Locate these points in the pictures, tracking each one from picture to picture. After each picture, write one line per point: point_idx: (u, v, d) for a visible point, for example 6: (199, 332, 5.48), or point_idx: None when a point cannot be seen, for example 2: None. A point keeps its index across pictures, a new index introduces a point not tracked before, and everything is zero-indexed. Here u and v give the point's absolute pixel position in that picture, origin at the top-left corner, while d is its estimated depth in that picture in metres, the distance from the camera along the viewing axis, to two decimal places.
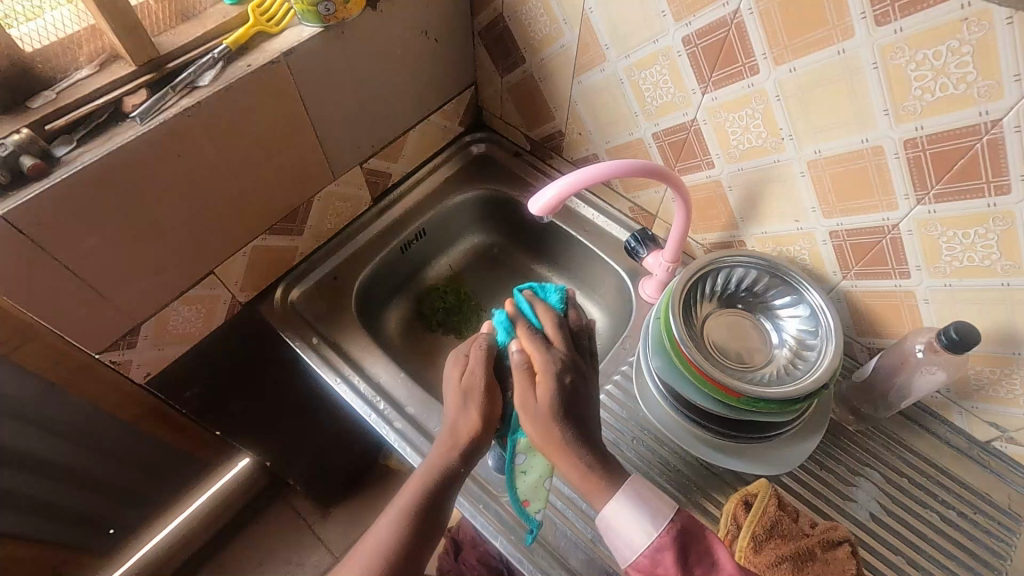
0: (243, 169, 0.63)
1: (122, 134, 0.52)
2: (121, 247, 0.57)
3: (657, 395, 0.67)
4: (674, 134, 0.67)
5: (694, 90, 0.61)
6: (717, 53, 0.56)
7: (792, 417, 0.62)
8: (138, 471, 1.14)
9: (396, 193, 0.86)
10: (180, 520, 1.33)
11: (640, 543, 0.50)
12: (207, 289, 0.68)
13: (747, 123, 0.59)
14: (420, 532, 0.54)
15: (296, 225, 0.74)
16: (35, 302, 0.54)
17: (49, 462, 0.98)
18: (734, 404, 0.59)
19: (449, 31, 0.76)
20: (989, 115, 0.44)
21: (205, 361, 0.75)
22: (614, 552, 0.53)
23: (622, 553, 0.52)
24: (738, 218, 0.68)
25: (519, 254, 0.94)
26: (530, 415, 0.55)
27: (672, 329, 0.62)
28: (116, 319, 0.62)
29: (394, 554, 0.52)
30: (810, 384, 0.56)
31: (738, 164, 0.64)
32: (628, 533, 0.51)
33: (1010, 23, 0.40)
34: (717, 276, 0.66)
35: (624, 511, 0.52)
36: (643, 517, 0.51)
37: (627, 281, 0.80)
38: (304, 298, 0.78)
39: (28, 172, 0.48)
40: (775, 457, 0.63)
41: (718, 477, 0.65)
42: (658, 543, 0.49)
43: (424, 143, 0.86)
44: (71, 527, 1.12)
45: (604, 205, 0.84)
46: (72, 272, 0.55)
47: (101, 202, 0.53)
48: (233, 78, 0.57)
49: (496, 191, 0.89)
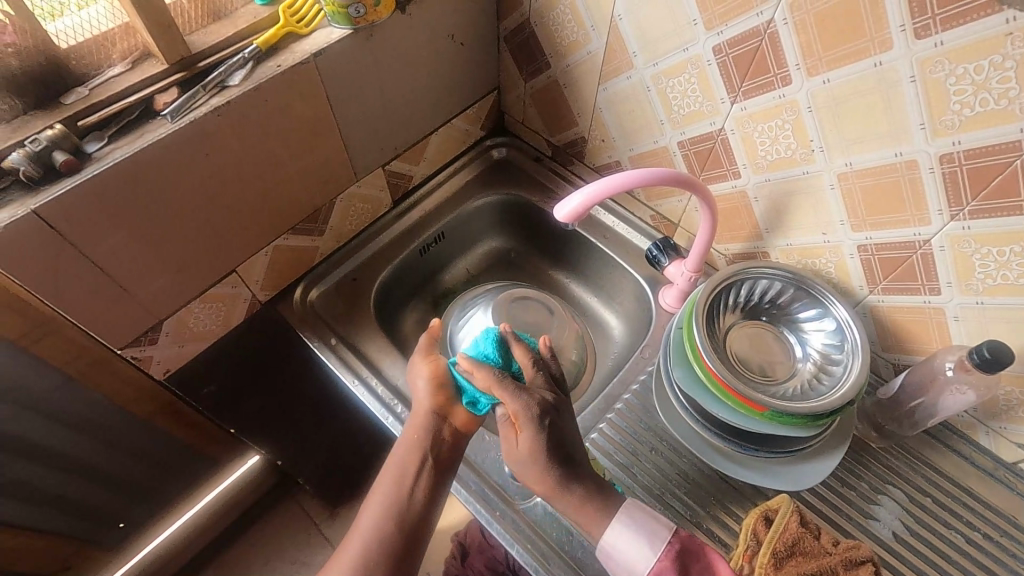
0: (268, 169, 0.63)
1: (153, 131, 0.53)
2: (146, 243, 0.57)
3: (678, 405, 0.67)
4: (700, 143, 0.67)
5: (724, 99, 0.61)
6: (749, 63, 0.56)
7: (815, 432, 0.61)
8: (150, 465, 1.14)
9: (416, 196, 0.86)
10: (189, 516, 1.33)
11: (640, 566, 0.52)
12: (229, 287, 0.68)
13: (776, 133, 0.59)
14: (403, 541, 0.56)
15: (317, 225, 0.74)
16: (62, 296, 0.54)
17: (64, 455, 0.98)
18: (757, 417, 0.58)
19: (475, 35, 0.76)
20: None
21: (222, 359, 0.76)
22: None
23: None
24: (763, 229, 0.68)
25: (537, 260, 0.94)
26: (520, 465, 0.56)
27: (695, 340, 0.61)
28: (139, 315, 0.62)
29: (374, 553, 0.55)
30: (837, 400, 0.55)
31: (765, 175, 0.63)
32: (629, 557, 0.52)
33: None
34: (741, 287, 0.65)
35: (622, 536, 0.53)
36: (642, 540, 0.53)
37: (647, 290, 0.80)
38: (323, 298, 0.78)
39: (60, 168, 0.49)
40: (796, 472, 0.62)
41: (737, 491, 0.64)
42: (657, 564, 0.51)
43: (445, 146, 0.86)
44: (83, 520, 1.12)
45: (625, 213, 0.83)
46: (98, 267, 0.55)
47: (131, 199, 0.53)
48: (263, 78, 0.57)
49: (517, 196, 0.89)
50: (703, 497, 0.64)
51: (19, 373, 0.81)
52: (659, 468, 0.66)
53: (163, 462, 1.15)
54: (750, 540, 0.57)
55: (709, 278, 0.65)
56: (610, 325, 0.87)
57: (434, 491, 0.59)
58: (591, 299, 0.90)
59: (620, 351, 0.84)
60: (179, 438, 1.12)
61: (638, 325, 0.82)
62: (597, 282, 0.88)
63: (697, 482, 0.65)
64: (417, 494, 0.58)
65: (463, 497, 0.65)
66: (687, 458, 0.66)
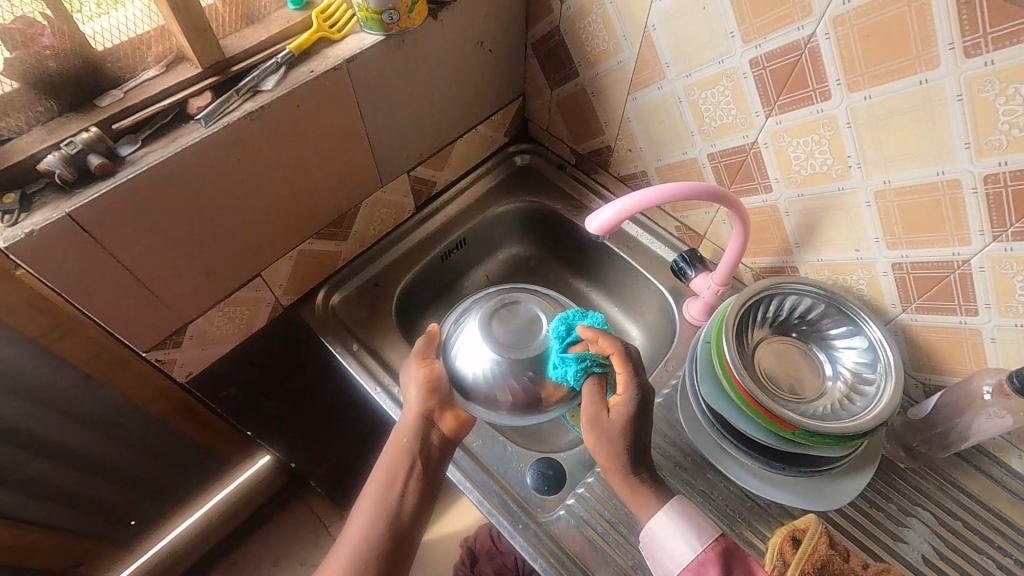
0: (297, 174, 0.62)
1: (186, 136, 0.52)
2: (175, 247, 0.57)
3: (704, 420, 0.66)
4: (731, 156, 0.66)
5: (758, 113, 0.60)
6: (787, 77, 0.55)
7: (846, 452, 0.60)
8: (164, 464, 1.14)
9: (439, 201, 0.86)
10: (199, 515, 1.33)
11: (680, 557, 0.53)
12: (253, 291, 0.68)
13: (812, 148, 0.58)
14: (390, 546, 0.59)
15: (342, 230, 0.74)
16: (92, 299, 0.54)
17: (80, 453, 0.99)
18: (787, 436, 0.57)
19: (504, 42, 0.76)
20: None
21: (244, 361, 0.75)
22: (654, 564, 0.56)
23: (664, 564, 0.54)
24: (793, 244, 0.67)
25: (558, 268, 0.94)
26: (600, 443, 0.57)
27: (725, 356, 0.61)
28: (164, 319, 0.62)
29: (365, 556, 0.58)
30: (870, 421, 0.54)
31: (798, 190, 0.62)
32: (673, 547, 0.54)
33: None
34: (771, 303, 0.65)
35: (669, 528, 0.54)
36: (689, 538, 0.54)
37: (671, 302, 0.79)
38: (345, 303, 0.77)
39: (95, 171, 0.48)
40: (823, 492, 0.62)
41: (763, 510, 0.63)
42: (700, 557, 0.52)
43: (469, 152, 0.86)
44: (95, 518, 1.12)
45: (649, 223, 0.83)
46: (127, 270, 0.55)
47: (162, 203, 0.53)
48: (296, 83, 0.57)
49: (539, 203, 0.88)
50: (729, 515, 0.63)
51: (40, 370, 0.81)
52: (683, 483, 0.65)
53: (176, 461, 1.15)
54: (776, 560, 0.55)
55: (739, 292, 0.64)
56: (631, 336, 0.86)
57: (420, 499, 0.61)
58: (612, 309, 0.89)
59: (641, 362, 0.83)
60: (193, 437, 1.12)
61: (660, 336, 0.82)
62: (619, 291, 0.87)
63: (723, 499, 0.64)
64: (405, 501, 0.61)
65: (482, 508, 0.64)
66: (712, 474, 0.65)
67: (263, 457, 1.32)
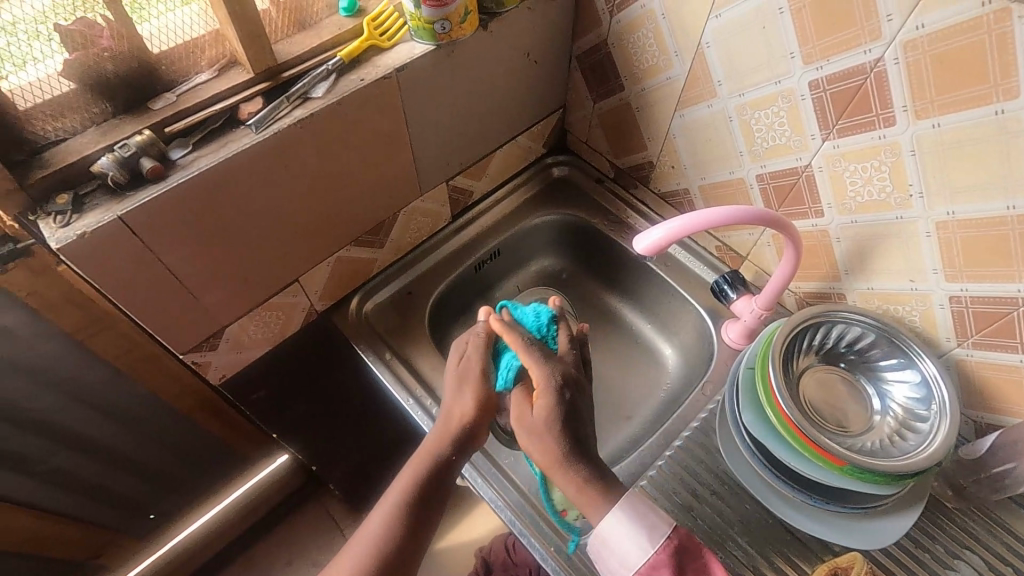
0: (340, 181, 0.62)
1: (237, 141, 0.52)
2: (219, 251, 0.57)
3: (744, 448, 0.64)
4: (781, 178, 0.64)
5: (814, 136, 0.58)
6: (849, 100, 0.54)
7: (894, 491, 0.57)
8: (186, 460, 1.15)
9: (475, 211, 0.85)
10: (216, 511, 1.34)
11: (633, 559, 0.51)
12: (290, 296, 0.68)
13: (870, 174, 0.56)
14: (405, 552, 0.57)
15: (379, 237, 0.73)
16: (136, 301, 0.54)
17: (106, 447, 0.99)
18: (834, 470, 0.56)
19: (549, 54, 0.75)
20: None
21: (276, 365, 0.75)
22: (605, 563, 0.54)
23: (617, 564, 0.53)
24: (842, 270, 0.65)
25: (591, 282, 0.92)
26: (528, 429, 0.57)
27: (771, 384, 0.59)
28: (203, 322, 0.61)
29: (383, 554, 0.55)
30: (923, 461, 0.52)
31: (852, 216, 0.60)
32: (625, 549, 0.52)
33: None
34: (819, 332, 0.63)
35: (620, 527, 0.52)
36: (639, 534, 0.52)
37: (709, 323, 0.77)
38: (378, 310, 0.77)
39: (147, 175, 0.48)
40: (867, 530, 0.59)
41: (804, 545, 0.61)
42: (653, 560, 0.50)
43: (507, 163, 0.85)
44: (117, 511, 1.13)
45: (688, 241, 0.81)
46: (172, 274, 0.55)
47: (209, 208, 0.53)
48: (346, 91, 0.56)
49: (576, 217, 0.87)
50: (767, 548, 0.61)
51: (73, 364, 0.81)
52: (721, 513, 0.63)
53: (198, 457, 1.15)
54: None
55: (786, 318, 0.62)
56: (665, 355, 0.85)
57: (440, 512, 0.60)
58: (645, 326, 0.87)
59: (675, 383, 0.81)
60: (217, 434, 1.12)
61: (695, 357, 0.80)
62: (653, 309, 0.86)
63: (761, 531, 0.62)
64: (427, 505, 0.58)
65: (512, 525, 0.63)
66: (751, 505, 0.63)
67: (282, 456, 1.32)
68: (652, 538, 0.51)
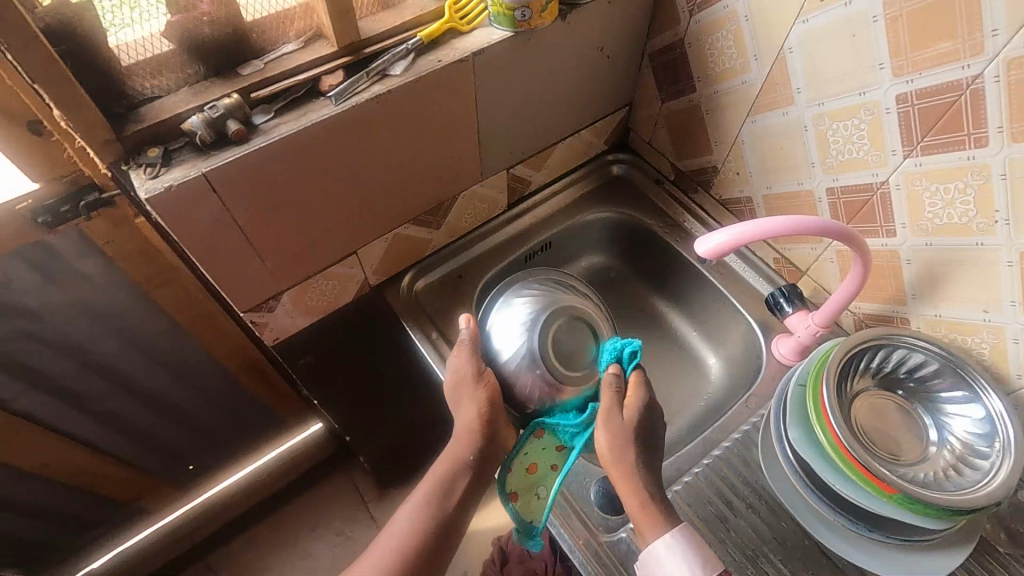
0: (408, 159, 0.63)
1: (317, 111, 0.54)
2: (288, 216, 0.59)
3: (787, 465, 0.62)
4: (854, 193, 0.62)
5: (895, 152, 0.56)
6: (938, 117, 0.52)
7: (944, 527, 0.55)
8: (228, 416, 1.19)
9: (531, 201, 0.85)
10: (250, 469, 1.39)
11: None
12: (347, 267, 0.70)
13: (952, 196, 0.54)
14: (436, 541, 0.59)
15: (437, 218, 0.75)
16: (208, 255, 0.56)
17: (158, 396, 1.04)
18: (883, 497, 0.54)
19: (623, 50, 0.74)
20: None
21: (325, 332, 0.78)
22: None
23: None
24: (908, 294, 0.62)
25: (640, 284, 0.92)
26: (608, 428, 0.61)
27: (823, 403, 0.57)
28: (265, 283, 0.64)
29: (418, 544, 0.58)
30: (980, 499, 0.50)
31: (927, 238, 0.58)
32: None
33: None
34: (877, 355, 0.61)
35: (676, 553, 0.53)
36: (694, 565, 0.52)
37: (758, 336, 0.76)
38: (428, 289, 0.78)
39: (232, 136, 0.50)
40: (907, 563, 0.58)
41: (838, 570, 0.59)
42: None
43: (568, 156, 0.85)
44: (160, 458, 1.18)
45: (745, 250, 0.80)
46: (243, 233, 0.57)
47: (284, 174, 0.55)
48: (424, 71, 0.57)
49: (631, 216, 0.86)
50: (800, 567, 0.60)
51: (138, 312, 0.86)
52: (754, 526, 0.62)
53: (240, 414, 1.20)
54: None
55: (845, 337, 0.60)
56: (708, 364, 0.84)
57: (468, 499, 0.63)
58: (690, 333, 0.87)
59: (716, 394, 0.80)
60: (259, 395, 1.17)
61: (740, 369, 0.78)
62: (701, 316, 0.85)
63: (795, 549, 0.61)
64: (455, 495, 0.61)
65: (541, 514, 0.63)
66: (787, 522, 0.62)
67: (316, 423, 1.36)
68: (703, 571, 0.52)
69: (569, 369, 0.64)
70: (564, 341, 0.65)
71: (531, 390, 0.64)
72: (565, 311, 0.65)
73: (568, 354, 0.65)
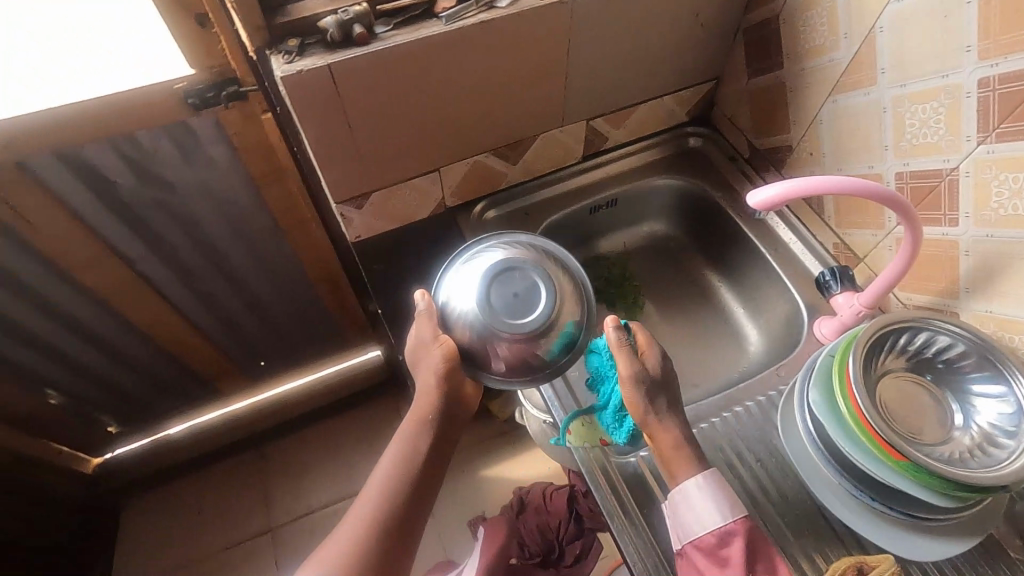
0: (499, 89, 0.70)
1: (428, 28, 0.62)
2: (389, 121, 0.67)
3: (802, 428, 0.64)
4: (922, 179, 0.63)
5: (969, 138, 0.57)
6: (1018, 104, 0.52)
7: (950, 507, 0.56)
8: (301, 321, 1.33)
9: (605, 158, 0.90)
10: (310, 378, 1.53)
11: (708, 524, 0.57)
12: (429, 183, 0.78)
13: (1020, 187, 0.54)
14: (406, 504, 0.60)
15: (515, 154, 0.81)
16: (318, 143, 0.66)
17: (248, 287, 1.18)
18: (890, 464, 0.56)
19: (718, 20, 0.77)
20: None
21: (399, 244, 0.86)
22: (676, 527, 0.59)
23: (687, 528, 0.58)
24: (962, 288, 0.63)
25: (697, 256, 0.95)
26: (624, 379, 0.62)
27: (846, 370, 0.59)
28: (359, 181, 0.73)
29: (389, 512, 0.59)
30: (988, 479, 0.51)
31: (988, 230, 0.58)
32: (701, 514, 0.57)
33: None
34: (914, 335, 0.61)
35: (703, 493, 0.58)
36: (720, 506, 0.57)
37: (803, 316, 0.77)
38: (496, 220, 0.85)
39: (356, 37, 0.59)
40: (906, 538, 0.59)
41: (834, 532, 0.62)
42: (729, 528, 0.56)
43: (648, 120, 0.89)
44: (240, 347, 1.34)
45: (806, 233, 0.81)
46: (349, 129, 0.66)
47: (392, 79, 0.63)
48: (526, 7, 0.63)
49: (700, 187, 0.90)
50: (797, 523, 0.63)
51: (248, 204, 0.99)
52: (760, 479, 0.65)
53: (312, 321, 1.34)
54: None
55: (883, 314, 0.61)
56: (747, 337, 0.87)
57: (439, 460, 0.63)
58: (736, 307, 0.90)
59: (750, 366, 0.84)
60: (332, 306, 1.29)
61: (778, 345, 0.81)
62: (750, 292, 0.87)
63: (795, 506, 0.64)
64: (424, 459, 0.61)
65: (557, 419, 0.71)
66: (793, 482, 0.65)
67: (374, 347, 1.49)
68: (730, 514, 0.57)
69: (521, 314, 0.60)
70: (510, 287, 0.61)
71: (486, 347, 0.61)
72: (510, 257, 0.63)
73: (512, 302, 0.61)
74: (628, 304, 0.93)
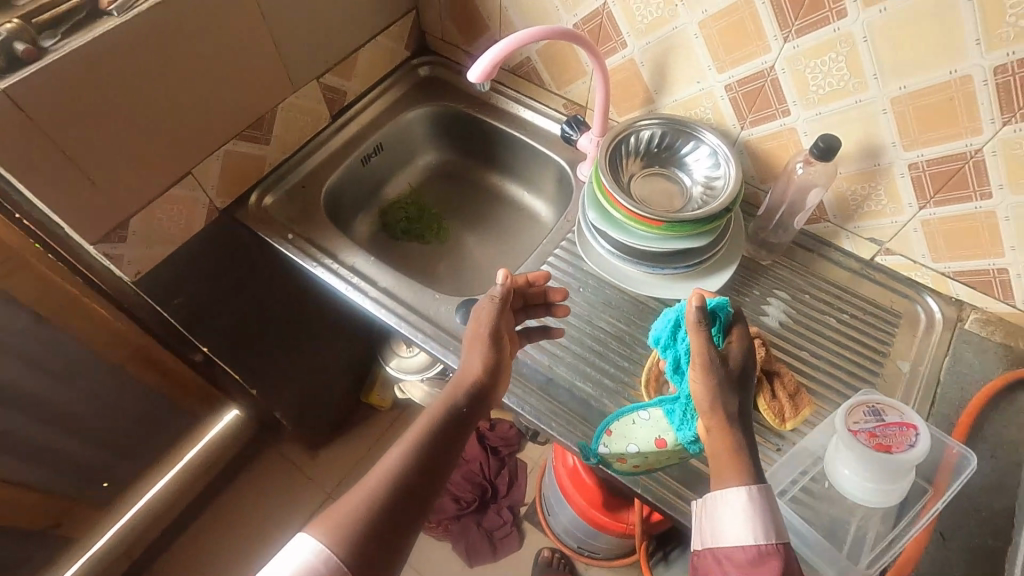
0: (213, 85, 0.71)
1: (101, 26, 0.60)
2: (123, 136, 0.65)
3: (603, 251, 0.76)
4: (590, 22, 0.78)
5: (625, 35, 0.76)
6: (597, 34, 0.78)
7: (708, 245, 0.73)
8: (127, 419, 1.19)
9: (352, 111, 0.94)
10: (171, 476, 1.36)
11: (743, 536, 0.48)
12: (188, 189, 0.75)
13: (628, 72, 0.79)
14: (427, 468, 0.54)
15: (262, 132, 0.81)
16: (51, 186, 0.62)
17: (40, 403, 1.01)
18: (658, 232, 0.69)
19: None
20: (727, 83, 0.72)
21: (190, 263, 0.82)
22: (714, 521, 0.51)
23: (723, 530, 0.50)
24: (653, 92, 0.79)
25: (474, 167, 1.05)
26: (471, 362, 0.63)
27: (602, 177, 0.71)
28: (109, 209, 0.68)
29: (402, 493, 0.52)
30: (716, 206, 0.67)
31: (646, 38, 0.74)
32: (739, 521, 0.49)
33: (697, 36, 0.70)
34: (635, 134, 0.76)
35: (746, 511, 0.49)
36: (761, 527, 0.48)
37: (567, 174, 0.92)
38: (277, 203, 0.85)
39: (22, 56, 0.56)
40: (701, 281, 0.74)
41: (652, 310, 0.76)
42: (764, 548, 0.47)
43: (374, 63, 0.94)
44: (68, 478, 1.15)
45: (541, 107, 0.94)
46: (73, 159, 0.62)
47: (83, 89, 0.60)
48: None
49: (447, 107, 0.98)
50: (623, 315, 0.75)
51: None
52: (588, 301, 0.76)
53: (141, 416, 1.21)
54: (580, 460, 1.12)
55: None
56: (535, 208, 1.01)
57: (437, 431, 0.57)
58: (515, 187, 1.03)
59: None
60: (145, 385, 1.17)
61: (560, 201, 0.97)
62: (518, 172, 1.01)
63: (625, 309, 0.76)
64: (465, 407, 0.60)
65: (404, 336, 0.74)
66: (610, 289, 0.78)
67: (230, 411, 1.40)
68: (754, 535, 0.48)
69: None
70: None
71: None
72: None
73: None
74: (436, 232, 1.00)
